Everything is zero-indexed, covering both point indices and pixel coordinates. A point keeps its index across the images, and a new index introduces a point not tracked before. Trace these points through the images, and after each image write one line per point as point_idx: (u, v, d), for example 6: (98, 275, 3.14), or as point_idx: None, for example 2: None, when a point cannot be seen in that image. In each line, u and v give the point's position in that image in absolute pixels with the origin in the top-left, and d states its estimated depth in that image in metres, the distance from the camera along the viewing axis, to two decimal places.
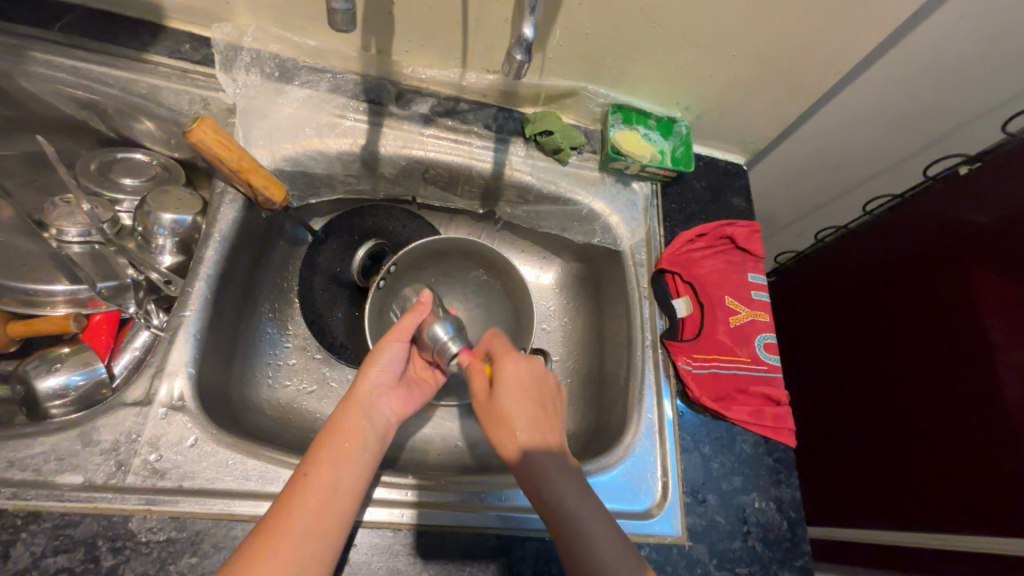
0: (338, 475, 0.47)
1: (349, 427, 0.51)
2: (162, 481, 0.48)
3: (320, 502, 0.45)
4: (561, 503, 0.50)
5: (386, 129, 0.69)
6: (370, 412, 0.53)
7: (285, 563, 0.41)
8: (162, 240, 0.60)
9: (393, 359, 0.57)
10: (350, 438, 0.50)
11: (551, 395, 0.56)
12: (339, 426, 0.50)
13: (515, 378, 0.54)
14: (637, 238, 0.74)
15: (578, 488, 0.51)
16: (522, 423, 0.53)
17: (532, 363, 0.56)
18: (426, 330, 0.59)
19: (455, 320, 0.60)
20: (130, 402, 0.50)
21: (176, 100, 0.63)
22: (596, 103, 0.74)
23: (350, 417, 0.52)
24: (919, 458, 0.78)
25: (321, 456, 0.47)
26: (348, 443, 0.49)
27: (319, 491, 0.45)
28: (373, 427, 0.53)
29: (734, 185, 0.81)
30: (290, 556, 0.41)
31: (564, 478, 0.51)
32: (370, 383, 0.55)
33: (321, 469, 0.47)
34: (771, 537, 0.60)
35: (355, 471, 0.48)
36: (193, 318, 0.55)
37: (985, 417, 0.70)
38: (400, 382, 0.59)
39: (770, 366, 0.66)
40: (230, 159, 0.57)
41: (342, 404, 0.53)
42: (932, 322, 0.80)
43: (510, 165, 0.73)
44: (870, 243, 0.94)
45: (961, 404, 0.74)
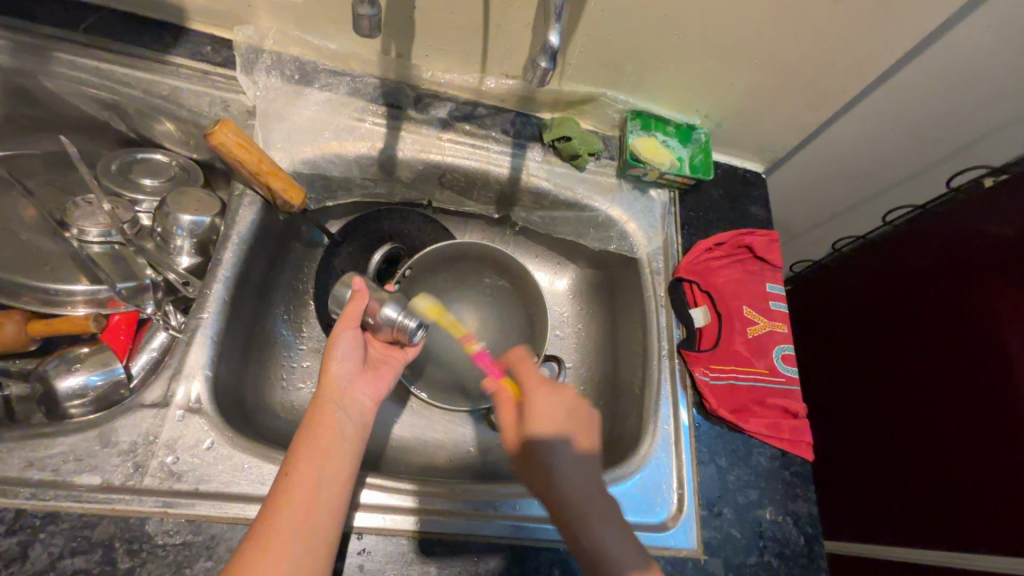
0: (319, 469, 0.47)
1: (323, 422, 0.50)
2: (178, 484, 0.48)
3: (307, 498, 0.45)
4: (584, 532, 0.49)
5: (404, 133, 0.69)
6: (342, 404, 0.53)
7: (279, 561, 0.41)
8: (181, 240, 0.60)
9: (349, 349, 0.56)
10: (328, 432, 0.49)
11: (582, 423, 0.56)
12: (313, 423, 0.50)
13: (543, 406, 0.55)
14: (654, 246, 0.73)
15: (609, 517, 0.50)
16: (558, 454, 0.53)
17: (561, 389, 0.57)
18: (375, 316, 0.58)
19: (402, 301, 0.60)
20: (148, 404, 0.50)
21: (197, 102, 0.64)
22: (615, 110, 0.73)
23: (325, 410, 0.51)
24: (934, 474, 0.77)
25: (301, 452, 0.47)
26: (325, 438, 0.49)
27: (302, 489, 0.45)
28: (347, 419, 0.52)
29: (752, 194, 0.81)
30: (282, 554, 0.42)
31: (596, 510, 0.50)
32: (333, 376, 0.54)
33: (301, 467, 0.46)
34: (787, 552, 0.59)
35: (336, 464, 0.48)
36: (210, 320, 0.55)
37: (1005, 434, 0.69)
38: (365, 368, 0.58)
39: (788, 378, 0.65)
40: (251, 162, 0.57)
41: (313, 401, 0.52)
42: (953, 336, 0.79)
43: (527, 170, 0.72)
44: (888, 253, 0.93)
45: (980, 421, 0.73)
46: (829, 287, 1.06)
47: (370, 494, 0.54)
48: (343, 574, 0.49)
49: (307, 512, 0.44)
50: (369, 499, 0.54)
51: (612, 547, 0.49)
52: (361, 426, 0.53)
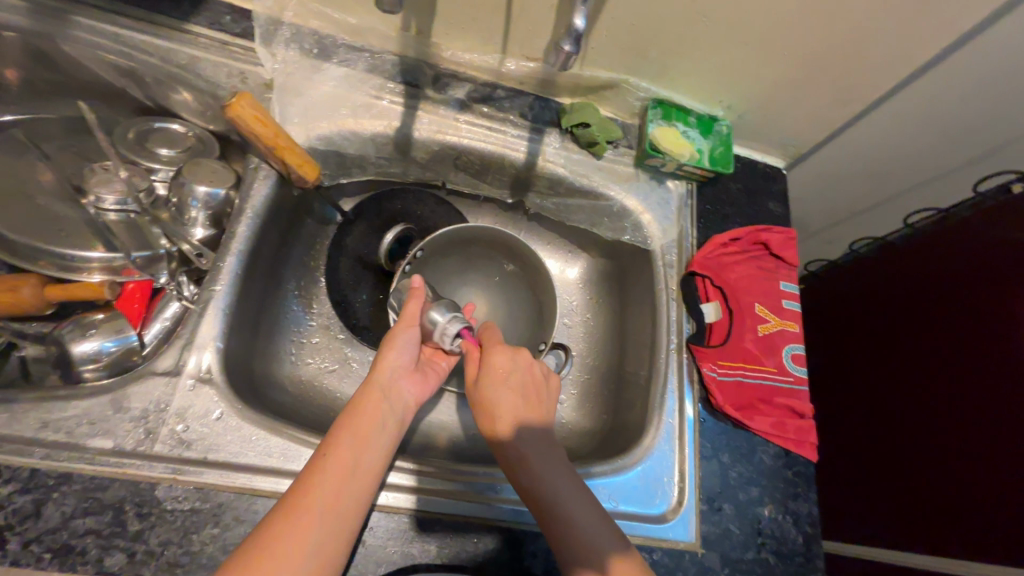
0: (357, 455, 0.47)
1: (368, 410, 0.51)
2: (188, 452, 0.48)
3: (340, 480, 0.45)
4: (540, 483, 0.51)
5: (421, 112, 0.68)
6: (388, 394, 0.54)
7: (305, 534, 0.41)
8: (195, 212, 0.61)
9: (410, 343, 0.58)
10: (369, 418, 0.51)
11: (529, 379, 0.57)
12: (357, 409, 0.51)
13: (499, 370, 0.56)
14: (669, 238, 0.73)
15: (564, 469, 0.52)
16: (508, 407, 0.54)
17: (515, 353, 0.57)
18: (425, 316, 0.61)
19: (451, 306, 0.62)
20: (160, 372, 0.51)
21: (216, 73, 0.63)
22: (637, 97, 0.72)
23: (369, 397, 0.52)
24: (940, 480, 0.76)
25: (342, 434, 0.48)
26: (367, 425, 0.50)
27: (339, 469, 0.46)
28: (390, 411, 0.53)
29: (771, 189, 0.79)
30: (310, 527, 0.42)
31: (551, 460, 0.53)
32: (388, 367, 0.56)
33: (341, 449, 0.47)
34: (785, 550, 0.59)
35: (373, 451, 0.49)
36: (223, 293, 0.56)
37: (1002, 442, 0.69)
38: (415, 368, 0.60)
39: (796, 378, 0.65)
40: (267, 136, 0.57)
41: (362, 387, 0.54)
42: (963, 345, 0.77)
43: (543, 155, 0.72)
44: (905, 257, 0.91)
45: (979, 428, 0.72)
46: (841, 287, 1.04)
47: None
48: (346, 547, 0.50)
49: (336, 496, 0.44)
50: None
51: (557, 484, 0.51)
52: (401, 419, 0.54)
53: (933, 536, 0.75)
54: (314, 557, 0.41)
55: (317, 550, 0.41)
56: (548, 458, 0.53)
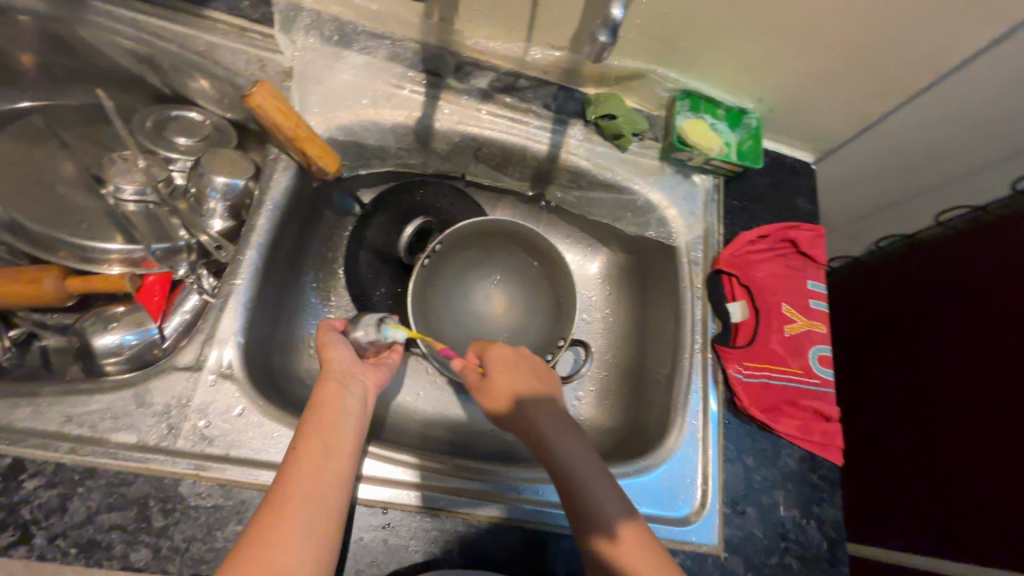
0: (324, 447, 0.46)
1: (328, 401, 0.50)
2: (211, 448, 0.48)
3: (314, 472, 0.44)
4: (555, 453, 0.52)
5: (442, 102, 0.67)
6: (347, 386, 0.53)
7: (293, 530, 0.41)
8: (214, 203, 0.60)
9: (341, 343, 0.57)
10: (331, 409, 0.50)
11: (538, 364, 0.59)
12: (317, 403, 0.50)
13: (505, 358, 0.57)
14: (694, 235, 0.71)
15: (577, 439, 0.53)
16: (518, 383, 0.55)
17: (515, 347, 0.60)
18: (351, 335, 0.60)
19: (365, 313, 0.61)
20: (181, 366, 0.50)
21: (234, 60, 0.62)
22: (664, 88, 0.69)
23: (326, 391, 0.51)
24: (962, 484, 0.75)
25: (306, 429, 0.47)
26: (330, 418, 0.49)
27: (309, 461, 0.45)
28: (351, 399, 0.52)
29: (800, 184, 0.77)
30: (295, 521, 0.41)
31: (564, 429, 0.54)
32: (336, 365, 0.55)
33: (308, 443, 0.46)
34: (809, 555, 0.58)
35: (341, 442, 0.48)
36: (243, 287, 0.55)
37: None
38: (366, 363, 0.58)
39: (823, 380, 0.64)
40: (288, 127, 0.56)
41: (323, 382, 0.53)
42: (991, 348, 0.76)
43: (566, 148, 0.70)
44: (929, 255, 0.89)
45: (1005, 433, 0.71)
46: (865, 285, 1.02)
47: (380, 467, 0.54)
48: (368, 546, 0.50)
49: (310, 486, 0.43)
50: (383, 473, 0.54)
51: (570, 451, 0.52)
52: (364, 405, 0.53)
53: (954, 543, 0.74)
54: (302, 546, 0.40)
55: (307, 543, 0.41)
56: (562, 429, 0.54)
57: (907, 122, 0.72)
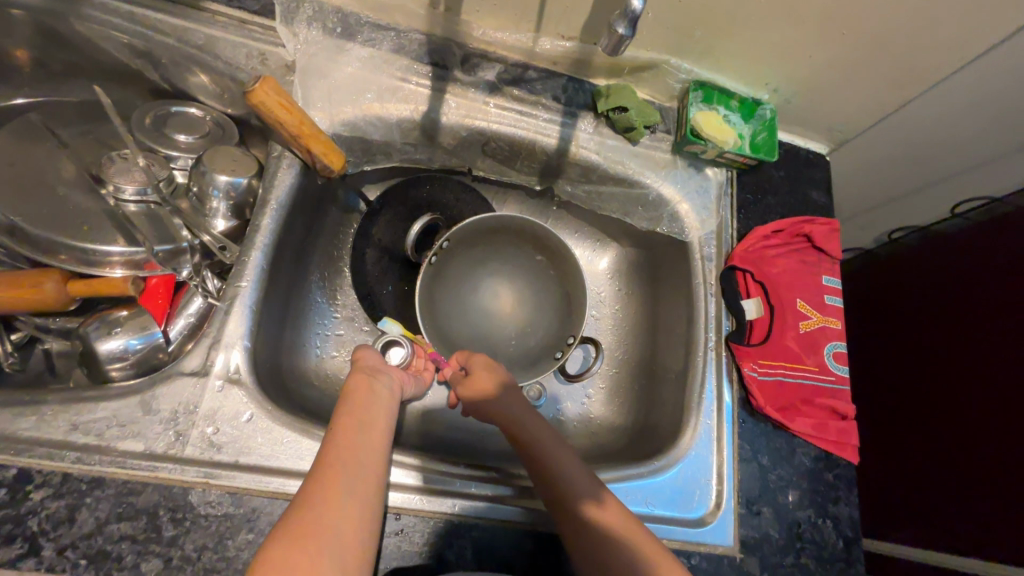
0: (361, 425, 0.46)
1: (358, 388, 0.50)
2: (219, 455, 0.47)
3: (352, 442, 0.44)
4: (536, 443, 0.54)
5: (449, 96, 0.65)
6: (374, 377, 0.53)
7: (337, 488, 0.39)
8: (217, 202, 0.58)
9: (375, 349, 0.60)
10: (363, 394, 0.50)
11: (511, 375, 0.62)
12: (351, 389, 0.50)
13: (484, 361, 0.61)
14: (707, 230, 0.69)
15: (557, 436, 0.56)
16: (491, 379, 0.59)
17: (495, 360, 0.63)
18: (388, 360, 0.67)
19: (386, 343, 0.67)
20: (187, 372, 0.49)
21: (234, 54, 0.60)
22: (677, 79, 0.67)
23: (359, 378, 0.52)
24: (981, 479, 0.74)
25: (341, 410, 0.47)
26: (364, 401, 0.49)
27: (347, 435, 0.44)
28: (382, 387, 0.52)
29: (814, 177, 0.75)
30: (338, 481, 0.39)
31: (543, 425, 0.56)
32: (367, 359, 0.57)
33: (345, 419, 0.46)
34: (825, 555, 0.58)
35: (376, 422, 0.48)
36: (249, 289, 0.54)
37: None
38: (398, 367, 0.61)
39: (838, 378, 0.63)
40: (292, 124, 0.54)
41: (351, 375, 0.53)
42: (1007, 340, 0.74)
43: (576, 141, 0.68)
44: (951, 247, 0.87)
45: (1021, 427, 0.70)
46: (878, 278, 1.01)
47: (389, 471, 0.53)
48: (381, 552, 0.49)
49: (352, 455, 0.42)
50: (396, 478, 0.53)
51: (548, 441, 0.54)
52: (393, 395, 0.53)
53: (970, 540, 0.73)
54: (349, 506, 0.38)
55: (351, 501, 0.39)
56: (540, 424, 0.56)
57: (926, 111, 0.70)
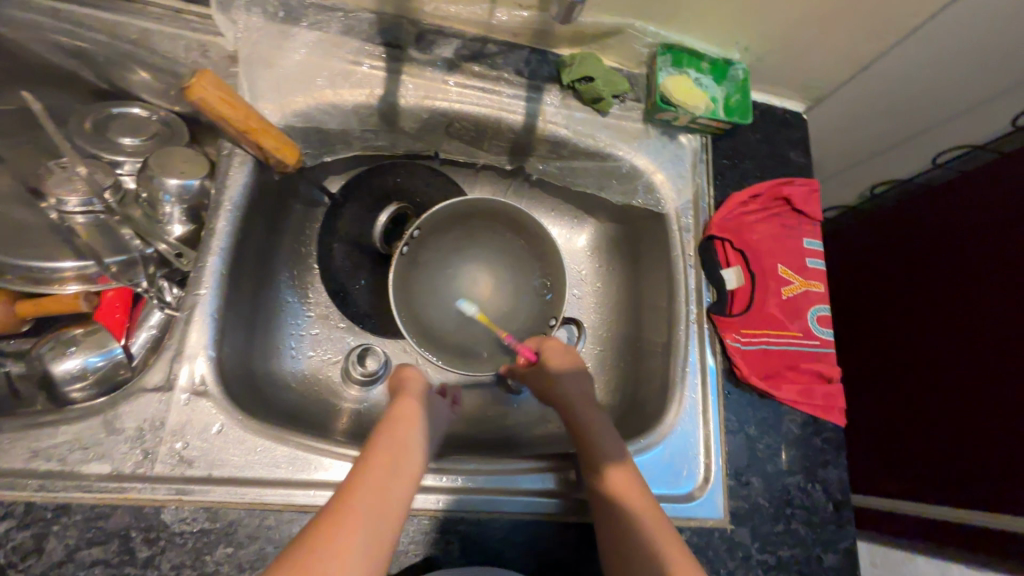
0: (395, 463, 0.43)
1: (401, 417, 0.48)
2: (191, 470, 0.46)
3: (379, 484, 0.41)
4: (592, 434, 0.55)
5: (405, 77, 0.62)
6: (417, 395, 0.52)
7: (346, 542, 0.36)
8: (170, 207, 0.55)
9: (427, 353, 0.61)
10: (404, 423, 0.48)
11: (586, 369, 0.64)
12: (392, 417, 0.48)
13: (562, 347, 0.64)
14: (684, 199, 0.67)
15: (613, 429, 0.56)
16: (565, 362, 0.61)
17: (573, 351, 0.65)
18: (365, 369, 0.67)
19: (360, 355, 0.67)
20: (151, 388, 0.48)
21: (172, 47, 0.56)
22: (643, 43, 0.64)
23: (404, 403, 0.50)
24: (973, 430, 0.73)
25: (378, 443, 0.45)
26: (404, 428, 0.47)
27: (378, 472, 0.42)
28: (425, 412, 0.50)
29: (791, 137, 0.73)
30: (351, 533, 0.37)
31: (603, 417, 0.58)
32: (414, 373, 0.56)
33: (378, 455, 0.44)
34: (815, 519, 0.58)
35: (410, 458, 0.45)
36: (209, 297, 0.52)
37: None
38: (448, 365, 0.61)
39: (822, 341, 0.62)
40: (237, 118, 0.51)
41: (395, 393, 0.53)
42: (994, 292, 0.73)
43: (544, 116, 0.65)
44: (934, 200, 0.85)
45: (1007, 378, 0.70)
46: (862, 234, 0.99)
47: None
48: None
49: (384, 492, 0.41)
50: None
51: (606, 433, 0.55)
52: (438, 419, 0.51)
53: (959, 490, 0.73)
54: (361, 559, 0.36)
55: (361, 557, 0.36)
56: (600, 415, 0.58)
57: (903, 60, 0.68)
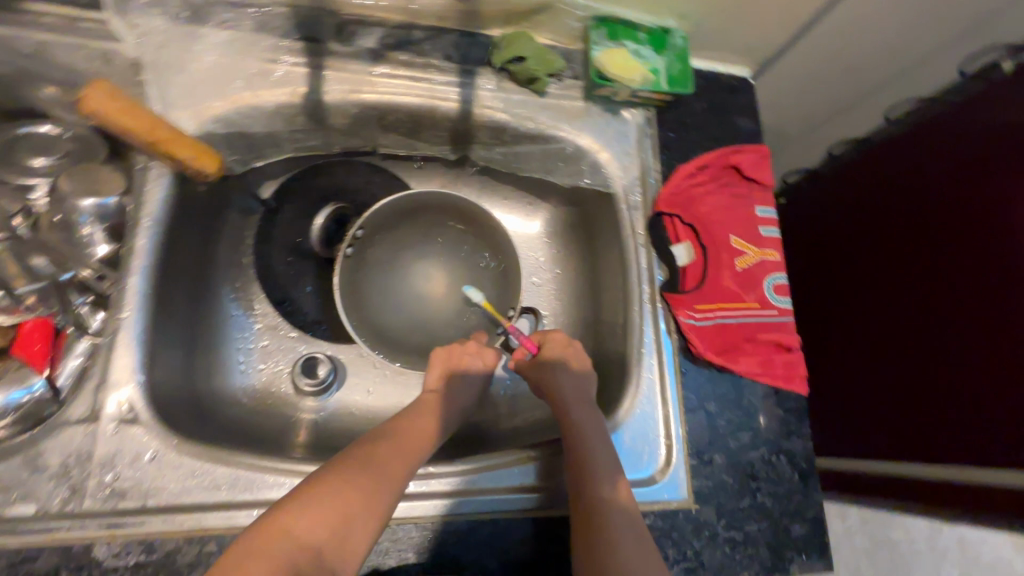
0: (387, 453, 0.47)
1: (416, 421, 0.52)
2: (123, 502, 0.44)
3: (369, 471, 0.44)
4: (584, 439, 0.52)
5: (328, 72, 0.59)
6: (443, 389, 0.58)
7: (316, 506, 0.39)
8: (89, 229, 0.52)
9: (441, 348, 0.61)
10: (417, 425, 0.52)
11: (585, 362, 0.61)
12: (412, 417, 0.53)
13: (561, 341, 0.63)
14: (631, 176, 0.65)
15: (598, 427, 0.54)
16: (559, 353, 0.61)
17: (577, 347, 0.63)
18: (312, 377, 0.64)
19: (307, 363, 0.64)
20: (75, 420, 0.46)
21: (71, 58, 0.53)
22: (575, 18, 0.62)
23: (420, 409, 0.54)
24: (950, 385, 0.71)
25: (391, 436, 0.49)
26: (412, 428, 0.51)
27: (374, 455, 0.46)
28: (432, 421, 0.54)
29: (739, 104, 0.71)
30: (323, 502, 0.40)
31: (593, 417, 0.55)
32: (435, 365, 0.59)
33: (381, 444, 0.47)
34: (781, 491, 0.57)
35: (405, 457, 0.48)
36: (133, 319, 0.49)
37: (1007, 334, 0.64)
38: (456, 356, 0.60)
39: (781, 310, 0.60)
40: (142, 129, 0.48)
41: (431, 376, 0.59)
42: (954, 245, 0.72)
43: (479, 102, 0.63)
44: (888, 155, 0.83)
45: (971, 331, 0.69)
46: (820, 198, 0.97)
47: None
48: None
49: (375, 466, 0.45)
50: None
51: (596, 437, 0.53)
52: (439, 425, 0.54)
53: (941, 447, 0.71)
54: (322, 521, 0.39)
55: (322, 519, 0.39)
56: (590, 415, 0.55)
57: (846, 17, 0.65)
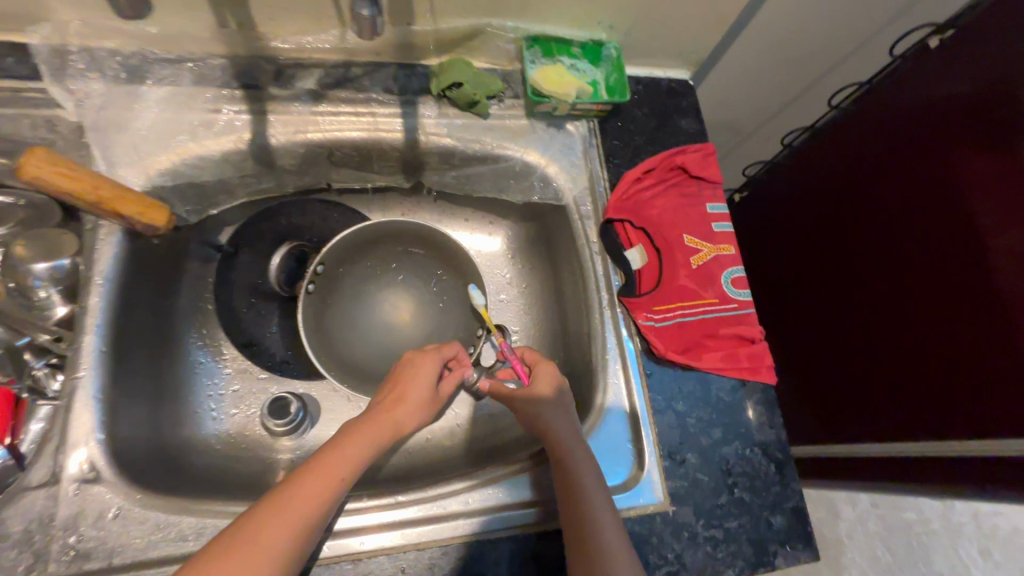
0: (314, 489, 0.42)
1: (353, 439, 0.47)
2: (89, 563, 0.45)
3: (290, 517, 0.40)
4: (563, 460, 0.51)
5: (271, 116, 0.60)
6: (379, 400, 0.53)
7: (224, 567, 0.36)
8: (45, 292, 0.53)
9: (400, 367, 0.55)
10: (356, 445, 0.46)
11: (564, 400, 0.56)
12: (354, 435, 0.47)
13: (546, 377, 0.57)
14: (580, 187, 0.67)
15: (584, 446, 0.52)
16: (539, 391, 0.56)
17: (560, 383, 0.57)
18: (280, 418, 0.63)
19: (274, 404, 0.63)
20: (36, 485, 0.46)
21: (15, 127, 0.55)
22: (507, 40, 0.64)
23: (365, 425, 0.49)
24: (929, 357, 0.70)
25: (326, 462, 0.44)
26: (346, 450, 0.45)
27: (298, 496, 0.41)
28: (374, 437, 0.48)
29: (681, 106, 0.73)
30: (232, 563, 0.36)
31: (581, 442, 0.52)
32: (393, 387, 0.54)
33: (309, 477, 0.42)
34: (758, 484, 0.57)
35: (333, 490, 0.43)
36: (90, 378, 0.49)
37: (998, 307, 0.62)
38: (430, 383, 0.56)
39: (740, 303, 0.61)
40: (82, 190, 0.49)
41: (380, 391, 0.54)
42: (913, 217, 0.72)
43: (424, 129, 0.64)
44: (840, 136, 0.84)
45: (943, 301, 0.68)
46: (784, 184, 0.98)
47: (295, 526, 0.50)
48: None
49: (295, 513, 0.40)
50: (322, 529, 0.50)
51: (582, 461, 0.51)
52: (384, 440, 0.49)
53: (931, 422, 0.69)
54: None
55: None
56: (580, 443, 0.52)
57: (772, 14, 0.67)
